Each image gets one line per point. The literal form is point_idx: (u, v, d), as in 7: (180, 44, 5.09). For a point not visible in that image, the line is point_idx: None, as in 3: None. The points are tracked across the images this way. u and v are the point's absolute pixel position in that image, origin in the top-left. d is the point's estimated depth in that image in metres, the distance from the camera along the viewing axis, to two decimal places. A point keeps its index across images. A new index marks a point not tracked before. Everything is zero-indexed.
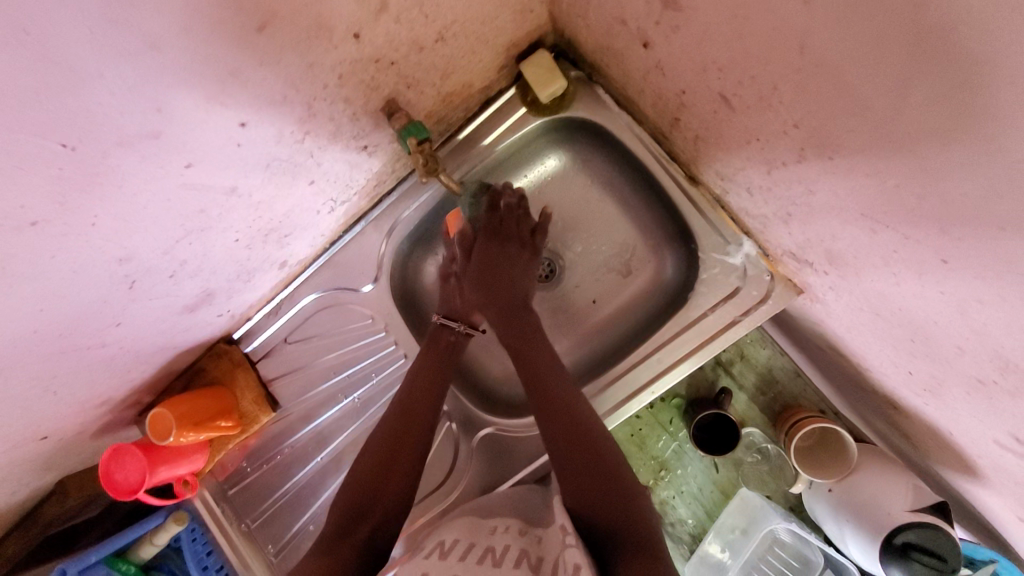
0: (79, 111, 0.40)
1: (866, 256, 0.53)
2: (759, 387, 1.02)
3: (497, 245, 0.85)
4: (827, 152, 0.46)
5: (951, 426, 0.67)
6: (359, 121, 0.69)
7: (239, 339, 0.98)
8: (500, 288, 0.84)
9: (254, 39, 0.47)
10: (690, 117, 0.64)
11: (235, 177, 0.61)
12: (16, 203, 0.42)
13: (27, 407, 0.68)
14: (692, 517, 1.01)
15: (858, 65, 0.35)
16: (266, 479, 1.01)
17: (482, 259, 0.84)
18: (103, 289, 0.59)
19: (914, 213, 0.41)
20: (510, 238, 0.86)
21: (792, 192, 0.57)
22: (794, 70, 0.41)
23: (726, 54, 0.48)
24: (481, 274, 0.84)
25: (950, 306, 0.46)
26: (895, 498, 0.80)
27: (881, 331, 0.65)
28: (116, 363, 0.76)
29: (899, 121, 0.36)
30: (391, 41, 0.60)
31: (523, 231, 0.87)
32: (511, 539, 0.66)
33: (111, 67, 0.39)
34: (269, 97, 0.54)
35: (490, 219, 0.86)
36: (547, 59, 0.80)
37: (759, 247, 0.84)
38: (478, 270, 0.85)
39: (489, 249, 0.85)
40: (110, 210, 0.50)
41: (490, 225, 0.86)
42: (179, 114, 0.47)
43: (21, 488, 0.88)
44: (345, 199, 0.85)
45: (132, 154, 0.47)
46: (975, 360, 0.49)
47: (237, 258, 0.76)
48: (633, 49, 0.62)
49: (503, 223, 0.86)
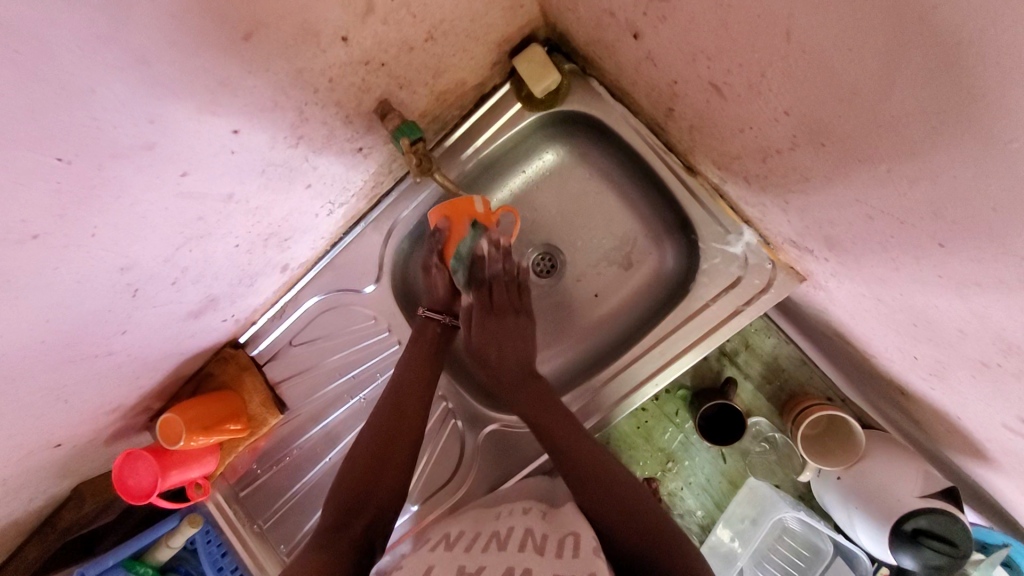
0: (73, 124, 0.41)
1: (864, 242, 0.53)
2: (765, 376, 1.01)
3: (498, 315, 0.85)
4: (818, 138, 0.45)
5: (958, 410, 0.67)
6: (353, 123, 0.69)
7: (245, 343, 0.99)
8: (508, 352, 0.84)
9: (242, 47, 0.47)
10: (684, 108, 0.64)
11: (232, 183, 0.61)
12: (15, 218, 0.43)
13: (38, 417, 0.69)
14: (700, 508, 1.01)
15: (843, 49, 0.35)
16: (277, 481, 1.02)
17: (484, 331, 0.83)
18: (107, 299, 0.60)
19: (908, 196, 0.41)
20: (506, 309, 0.86)
21: (787, 180, 0.57)
22: (780, 57, 0.41)
23: (714, 42, 0.47)
24: (487, 346, 0.84)
25: (950, 291, 0.45)
26: (905, 484, 0.80)
27: (884, 317, 0.64)
28: (124, 370, 0.78)
29: (886, 105, 0.35)
30: (380, 43, 0.60)
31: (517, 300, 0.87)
32: (517, 522, 0.68)
33: (101, 80, 0.40)
34: (261, 103, 0.55)
35: (484, 293, 0.86)
36: (540, 53, 0.79)
37: (760, 236, 0.83)
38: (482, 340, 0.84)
39: (491, 321, 0.84)
40: (109, 221, 0.51)
41: (484, 299, 0.86)
42: (172, 124, 0.48)
43: (38, 495, 0.89)
44: (344, 201, 0.85)
45: (127, 165, 0.48)
46: (978, 344, 0.49)
47: (239, 264, 0.77)
48: (623, 41, 0.62)
49: (497, 292, 0.86)
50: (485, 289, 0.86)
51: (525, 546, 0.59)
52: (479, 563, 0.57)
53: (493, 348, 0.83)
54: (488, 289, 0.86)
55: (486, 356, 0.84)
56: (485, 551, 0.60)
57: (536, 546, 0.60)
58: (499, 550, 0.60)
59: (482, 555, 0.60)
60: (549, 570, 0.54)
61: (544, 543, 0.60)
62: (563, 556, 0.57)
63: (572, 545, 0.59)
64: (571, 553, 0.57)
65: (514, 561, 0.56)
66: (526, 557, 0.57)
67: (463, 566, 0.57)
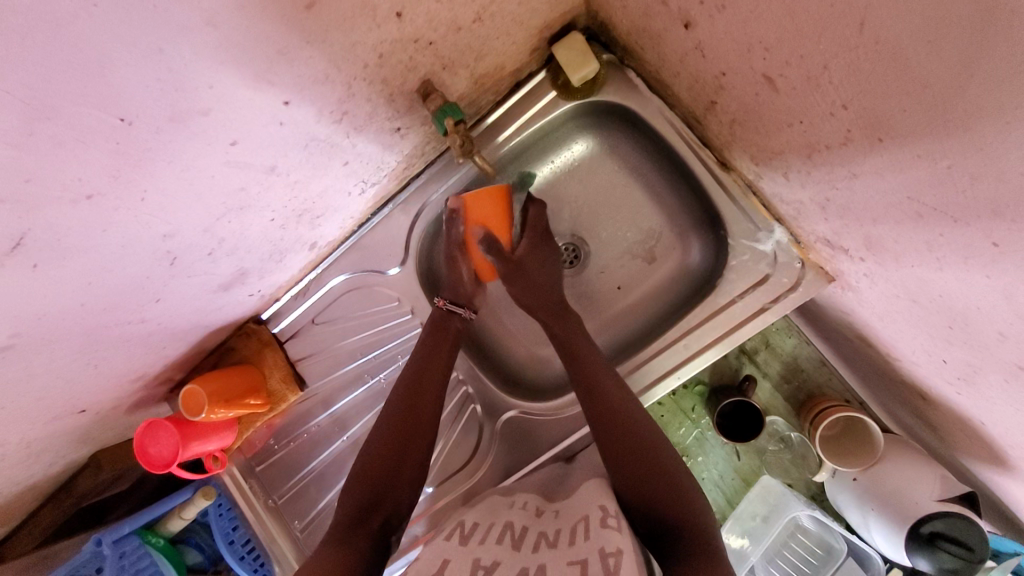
0: (136, 86, 0.41)
1: (909, 241, 0.53)
2: (784, 376, 1.01)
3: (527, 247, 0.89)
4: (876, 133, 0.45)
5: (984, 416, 0.67)
6: (395, 102, 0.69)
7: (268, 319, 0.99)
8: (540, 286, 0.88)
9: (303, 16, 0.47)
10: (728, 101, 0.64)
11: (275, 156, 0.61)
12: (73, 176, 0.43)
13: (70, 380, 0.70)
14: (712, 504, 1.01)
15: (919, 41, 0.35)
16: (293, 458, 1.03)
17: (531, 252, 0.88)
18: (146, 265, 0.60)
19: (968, 194, 0.41)
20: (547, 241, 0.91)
21: (833, 177, 0.57)
22: (848, 48, 0.41)
23: (775, 32, 0.47)
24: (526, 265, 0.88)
25: (997, 292, 0.45)
26: (923, 486, 0.80)
27: (916, 318, 0.64)
28: (153, 339, 0.78)
29: (959, 98, 0.35)
30: (431, 21, 0.60)
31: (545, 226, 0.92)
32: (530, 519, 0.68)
33: (168, 41, 0.40)
34: (313, 76, 0.55)
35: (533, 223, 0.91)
36: (580, 41, 0.79)
37: (791, 235, 0.83)
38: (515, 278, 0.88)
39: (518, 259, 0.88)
40: (158, 186, 0.51)
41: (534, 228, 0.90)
42: (227, 91, 0.48)
43: (59, 460, 0.90)
44: (376, 180, 0.85)
45: (182, 131, 0.48)
46: (1017, 347, 0.49)
47: (271, 238, 0.77)
48: (672, 30, 0.62)
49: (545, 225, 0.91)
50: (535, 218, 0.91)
51: (538, 546, 0.60)
52: (493, 559, 0.58)
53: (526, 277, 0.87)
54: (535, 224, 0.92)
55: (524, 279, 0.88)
56: (497, 545, 0.61)
57: (550, 542, 0.60)
58: (513, 548, 0.60)
59: (493, 547, 0.61)
60: (561, 563, 0.55)
61: (556, 537, 0.61)
62: (575, 543, 0.58)
63: (583, 529, 0.60)
64: (582, 538, 0.59)
65: (528, 560, 0.57)
66: (540, 555, 0.58)
67: (479, 560, 0.58)
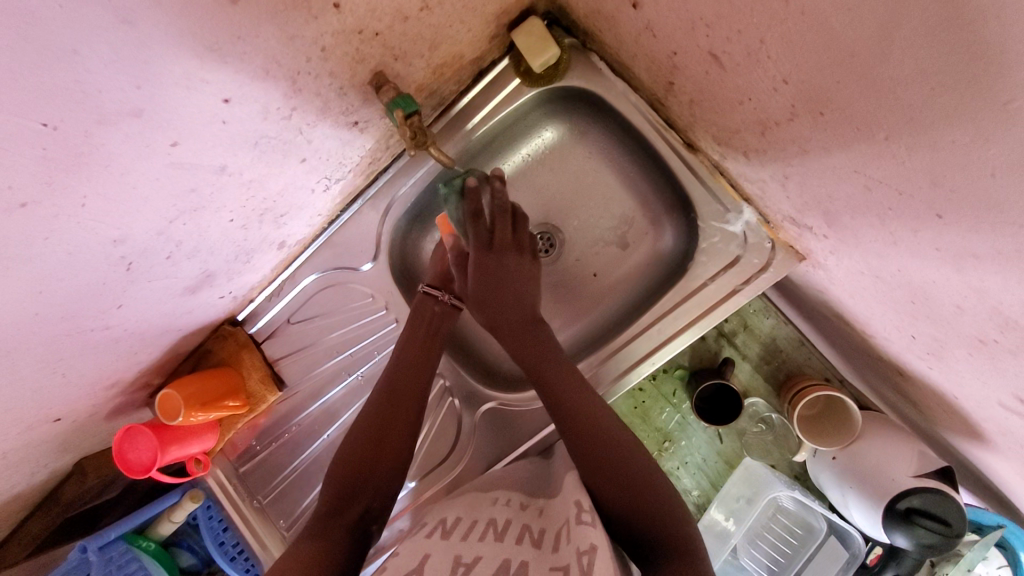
0: (55, 89, 0.40)
1: (864, 216, 0.52)
2: (763, 357, 1.00)
3: (495, 253, 0.83)
4: (817, 108, 0.44)
5: (955, 390, 0.66)
6: (347, 95, 0.69)
7: (244, 320, 0.99)
8: (506, 302, 0.83)
9: (229, 11, 0.47)
10: (683, 81, 0.63)
11: (224, 155, 0.61)
12: (3, 183, 0.42)
13: (37, 390, 0.70)
14: (696, 488, 1.01)
15: (843, 10, 0.34)
16: (276, 458, 1.03)
17: (483, 276, 0.82)
18: (101, 271, 0.60)
19: (907, 166, 0.40)
20: (506, 247, 0.84)
21: (786, 153, 0.56)
22: (780, 20, 0.40)
23: (713, 8, 0.46)
24: (484, 286, 0.83)
25: (948, 265, 0.45)
26: (900, 463, 0.80)
27: (881, 294, 0.63)
28: (122, 345, 0.78)
29: (887, 67, 0.34)
30: (373, 11, 0.59)
31: (520, 237, 0.85)
32: (513, 513, 0.68)
33: (84, 42, 0.39)
34: (252, 71, 0.54)
35: (483, 231, 0.83)
36: (539, 26, 0.78)
37: (760, 214, 0.83)
38: (478, 292, 0.83)
39: (486, 264, 0.82)
40: (98, 190, 0.50)
41: (484, 236, 0.83)
42: (160, 89, 0.47)
43: (40, 469, 0.89)
44: (340, 176, 0.84)
45: (116, 133, 0.47)
46: (975, 320, 0.48)
47: (234, 238, 0.76)
48: (622, 10, 0.60)
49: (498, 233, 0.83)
50: (484, 227, 0.83)
51: (521, 542, 0.59)
52: (475, 555, 0.57)
53: (492, 288, 0.82)
54: (486, 224, 0.84)
55: (483, 299, 0.83)
56: (480, 542, 0.60)
57: (534, 542, 0.59)
58: (495, 542, 0.59)
59: (478, 544, 0.59)
60: (543, 566, 0.55)
61: (541, 538, 0.60)
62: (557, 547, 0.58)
63: (566, 532, 0.59)
64: (566, 541, 0.58)
65: (512, 556, 0.56)
66: (522, 552, 0.57)
67: (461, 557, 0.57)
